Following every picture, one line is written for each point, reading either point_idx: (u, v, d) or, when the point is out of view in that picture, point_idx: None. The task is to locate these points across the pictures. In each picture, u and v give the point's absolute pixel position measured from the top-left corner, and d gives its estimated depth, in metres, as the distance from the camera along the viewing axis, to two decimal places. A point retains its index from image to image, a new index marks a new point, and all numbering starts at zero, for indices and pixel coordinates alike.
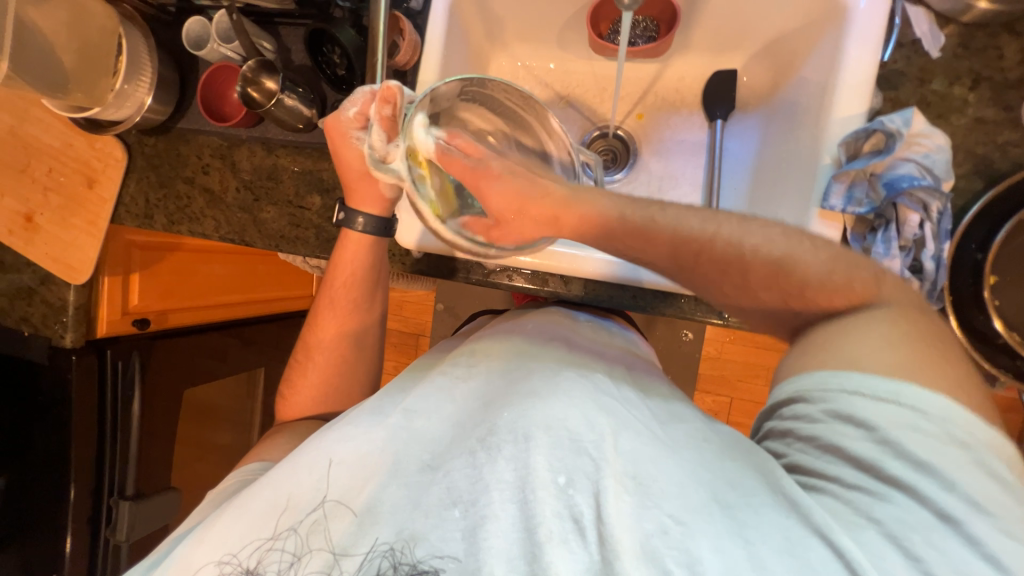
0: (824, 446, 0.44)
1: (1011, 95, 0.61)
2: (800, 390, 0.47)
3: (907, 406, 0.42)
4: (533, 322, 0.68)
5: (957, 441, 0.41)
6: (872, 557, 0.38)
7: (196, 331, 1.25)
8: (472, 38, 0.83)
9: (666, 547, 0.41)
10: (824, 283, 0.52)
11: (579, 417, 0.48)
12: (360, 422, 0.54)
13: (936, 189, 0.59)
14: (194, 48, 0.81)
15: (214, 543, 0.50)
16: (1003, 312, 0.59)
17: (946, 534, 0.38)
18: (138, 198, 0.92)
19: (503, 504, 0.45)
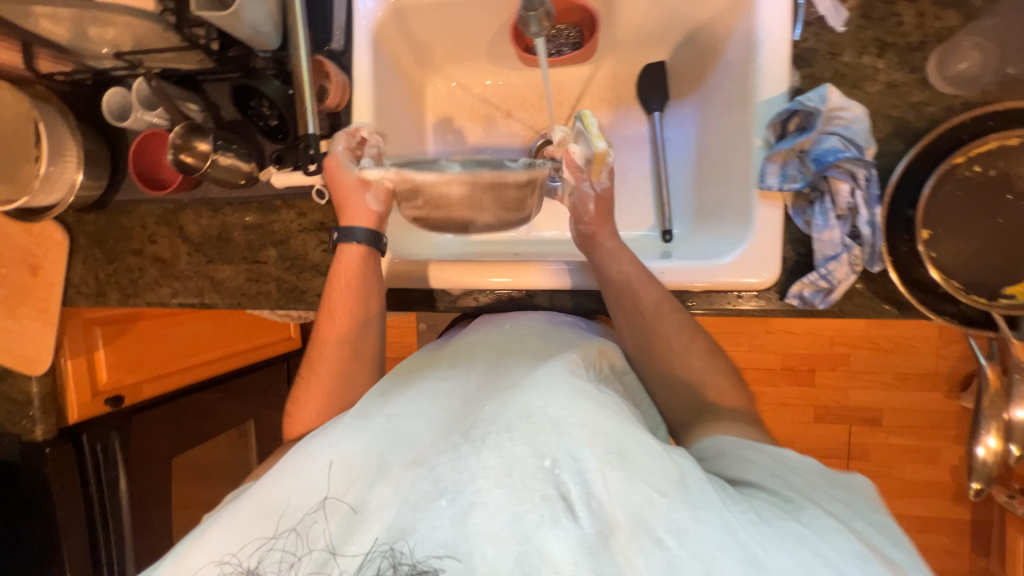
0: (746, 475, 0.50)
1: (916, 57, 0.63)
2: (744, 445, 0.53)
3: (819, 483, 0.48)
4: (510, 321, 0.71)
5: (859, 516, 0.46)
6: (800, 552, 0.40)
7: (178, 397, 1.21)
8: (401, 67, 0.83)
9: (653, 515, 0.42)
10: (693, 368, 0.65)
11: (558, 405, 0.48)
12: (343, 427, 0.53)
13: (860, 158, 0.61)
14: (116, 120, 0.78)
15: (212, 542, 0.48)
16: (941, 263, 0.62)
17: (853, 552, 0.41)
18: (88, 277, 0.89)
19: (491, 491, 0.44)
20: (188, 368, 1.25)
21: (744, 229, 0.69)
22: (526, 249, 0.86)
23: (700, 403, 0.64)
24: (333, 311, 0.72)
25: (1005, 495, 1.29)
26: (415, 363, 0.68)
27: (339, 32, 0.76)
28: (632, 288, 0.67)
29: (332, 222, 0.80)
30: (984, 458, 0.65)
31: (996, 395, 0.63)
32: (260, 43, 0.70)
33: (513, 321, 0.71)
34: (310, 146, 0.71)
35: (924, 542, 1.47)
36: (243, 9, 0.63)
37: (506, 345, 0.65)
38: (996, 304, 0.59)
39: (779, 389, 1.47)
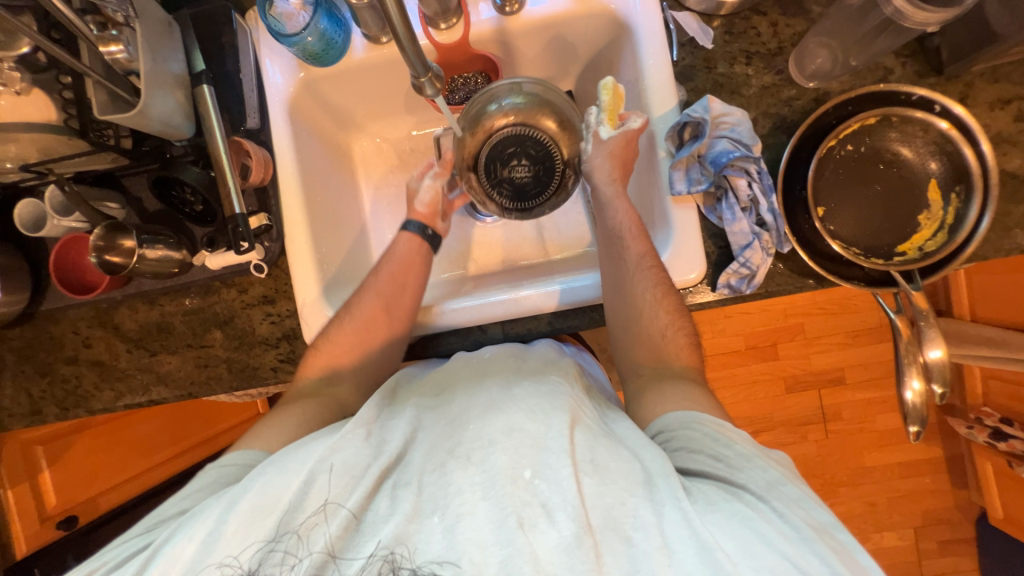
0: (689, 452, 0.52)
1: (777, 61, 0.72)
2: (706, 429, 0.54)
3: (780, 488, 0.47)
4: (489, 350, 0.70)
5: (816, 522, 0.45)
6: (734, 543, 0.42)
7: (163, 491, 1.16)
8: (323, 133, 0.85)
9: (623, 515, 0.44)
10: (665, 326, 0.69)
11: (538, 421, 0.50)
12: (347, 433, 0.52)
13: (749, 155, 0.68)
14: (32, 231, 0.76)
15: (210, 545, 0.46)
16: (839, 234, 0.69)
17: (793, 552, 0.41)
18: (20, 396, 0.83)
19: (476, 502, 0.45)
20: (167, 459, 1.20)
21: (666, 232, 0.73)
22: (475, 282, 0.87)
23: (667, 364, 0.68)
24: (373, 313, 0.72)
25: (965, 427, 1.38)
26: (399, 386, 0.66)
27: (254, 111, 0.78)
28: (622, 239, 0.71)
29: (275, 293, 0.80)
30: (913, 402, 0.68)
31: (909, 343, 0.69)
32: (172, 133, 0.71)
33: (493, 350, 0.70)
34: (239, 226, 0.71)
35: (910, 486, 1.54)
36: (149, 106, 0.64)
37: (481, 369, 0.64)
38: (892, 263, 0.66)
39: (747, 367, 1.54)
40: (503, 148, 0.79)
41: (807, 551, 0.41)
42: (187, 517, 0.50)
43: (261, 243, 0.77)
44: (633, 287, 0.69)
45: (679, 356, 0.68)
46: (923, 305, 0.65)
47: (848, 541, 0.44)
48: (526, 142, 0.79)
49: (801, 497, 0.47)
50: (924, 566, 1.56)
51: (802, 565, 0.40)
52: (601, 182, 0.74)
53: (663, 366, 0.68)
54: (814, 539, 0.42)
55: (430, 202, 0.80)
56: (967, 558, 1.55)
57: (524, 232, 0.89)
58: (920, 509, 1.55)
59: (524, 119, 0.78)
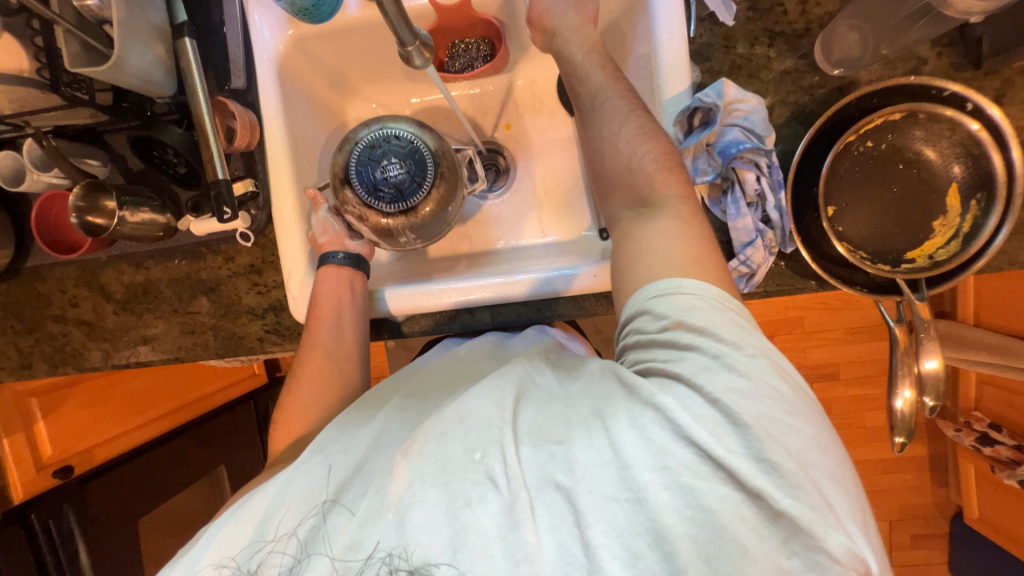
0: (643, 345, 0.48)
1: (803, 44, 0.67)
2: (651, 310, 0.48)
3: (724, 371, 0.43)
4: (470, 344, 0.69)
5: (756, 400, 0.41)
6: (654, 450, 0.41)
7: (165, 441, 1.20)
8: (315, 96, 0.80)
9: (555, 468, 0.43)
10: (640, 154, 0.56)
11: (488, 403, 0.49)
12: (301, 459, 0.53)
13: (760, 147, 0.64)
14: (11, 185, 0.74)
15: (214, 547, 0.50)
16: (847, 236, 0.65)
17: (717, 443, 0.40)
18: (9, 350, 0.83)
19: (428, 490, 0.45)
20: (161, 416, 1.24)
21: None
22: (469, 262, 0.84)
23: (645, 195, 0.55)
24: (325, 293, 0.70)
25: (953, 429, 1.38)
26: (378, 389, 0.65)
27: (240, 70, 0.74)
28: (580, 79, 0.63)
29: (262, 263, 0.78)
30: (902, 412, 0.66)
31: (905, 353, 0.66)
32: (152, 90, 0.67)
33: (473, 342, 0.70)
34: (222, 193, 0.68)
35: (890, 481, 1.57)
36: (125, 59, 0.60)
37: (457, 371, 0.64)
38: (898, 270, 0.63)
39: None
40: (370, 153, 0.66)
41: (732, 440, 0.40)
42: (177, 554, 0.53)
43: (247, 211, 0.75)
44: (604, 122, 0.59)
45: (652, 186, 0.55)
46: (925, 316, 0.63)
47: (791, 420, 0.41)
48: (389, 142, 0.66)
49: (741, 373, 0.43)
50: (894, 557, 1.60)
51: (719, 456, 0.39)
52: (557, 19, 0.66)
53: (643, 203, 0.55)
54: (741, 424, 0.40)
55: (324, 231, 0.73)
56: (937, 552, 1.59)
57: (521, 214, 0.86)
58: (897, 504, 1.58)
59: (380, 118, 0.68)
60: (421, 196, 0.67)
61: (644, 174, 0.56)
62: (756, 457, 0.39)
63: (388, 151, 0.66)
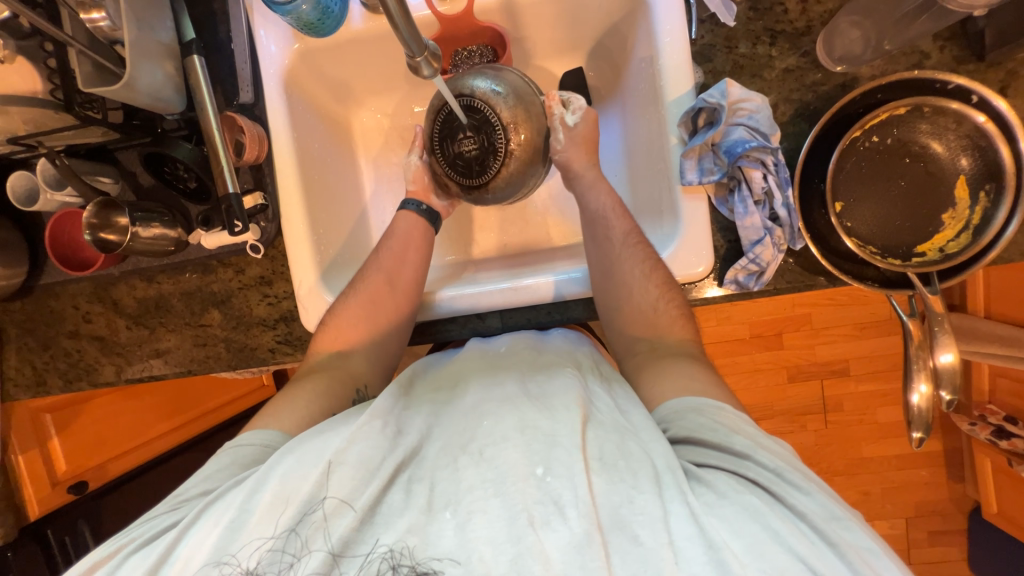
0: (689, 443, 0.52)
1: (804, 42, 0.67)
2: (713, 419, 0.52)
3: (791, 485, 0.47)
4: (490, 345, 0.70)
5: (831, 515, 0.45)
6: (744, 539, 0.42)
7: (178, 454, 1.22)
8: (321, 108, 0.81)
9: (632, 514, 0.44)
10: (658, 304, 0.67)
11: (550, 418, 0.51)
12: (364, 424, 0.52)
13: (766, 146, 0.64)
14: (26, 206, 0.75)
15: (213, 537, 0.47)
16: (856, 231, 0.65)
17: (807, 543, 0.42)
18: (24, 368, 0.84)
19: (488, 499, 0.45)
20: (178, 427, 1.23)
21: (674, 224, 0.70)
22: (479, 267, 0.85)
23: (659, 338, 0.67)
24: (373, 292, 0.72)
25: (967, 423, 1.36)
26: (416, 376, 0.65)
27: (248, 85, 0.75)
28: (605, 217, 0.71)
29: (273, 274, 0.79)
30: (919, 406, 0.66)
31: (920, 348, 0.66)
32: (162, 107, 0.68)
33: (509, 341, 0.70)
34: (232, 206, 0.69)
35: (905, 478, 1.55)
36: (136, 78, 0.61)
37: (490, 366, 0.63)
38: (909, 264, 0.63)
39: (749, 355, 1.52)
40: (449, 124, 0.68)
41: (818, 544, 0.43)
42: (212, 501, 0.51)
43: (257, 223, 0.76)
44: (619, 264, 0.69)
45: (661, 325, 0.67)
46: (937, 309, 0.62)
47: (865, 540, 0.44)
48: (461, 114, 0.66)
49: (806, 490, 0.46)
50: (913, 555, 1.58)
51: (815, 564, 0.41)
52: (581, 168, 0.73)
53: (657, 339, 0.67)
54: (825, 535, 0.44)
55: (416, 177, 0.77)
56: (956, 548, 1.57)
57: (528, 218, 0.86)
58: (913, 501, 1.56)
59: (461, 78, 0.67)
60: (495, 171, 0.67)
61: (657, 314, 0.67)
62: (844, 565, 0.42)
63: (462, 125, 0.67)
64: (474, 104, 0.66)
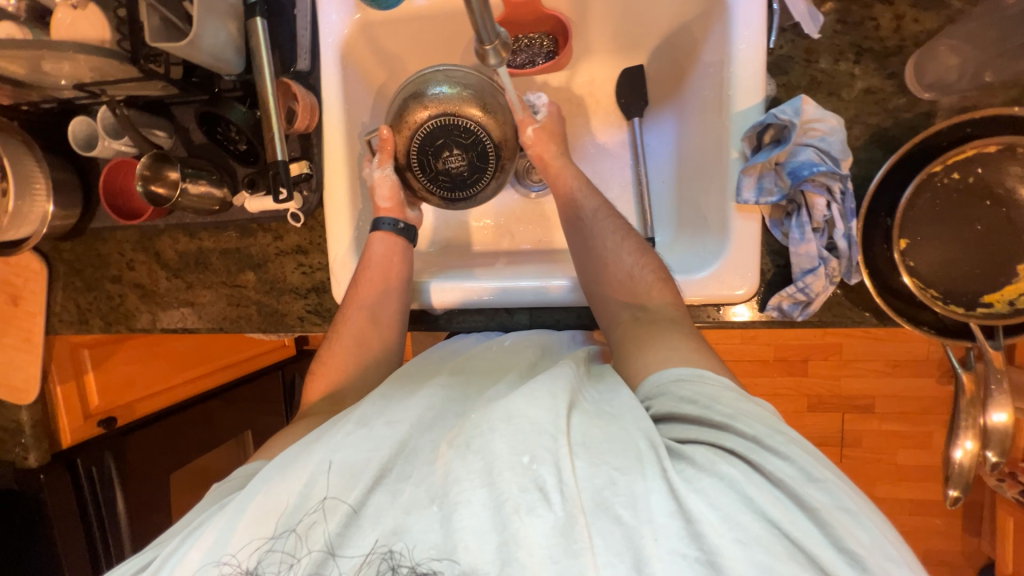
0: (669, 419, 0.51)
1: (893, 63, 0.62)
2: (687, 392, 0.51)
3: (773, 452, 0.45)
4: (507, 338, 0.70)
5: (812, 479, 0.43)
6: (726, 519, 0.41)
7: (193, 404, 1.25)
8: (373, 82, 0.80)
9: (613, 494, 0.44)
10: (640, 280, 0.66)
11: (540, 407, 0.49)
12: (344, 431, 0.52)
13: (835, 172, 0.60)
14: (85, 150, 0.77)
15: (212, 541, 0.48)
16: (918, 272, 0.61)
17: (789, 519, 0.41)
18: (69, 305, 0.88)
19: (475, 490, 0.45)
20: (194, 377, 1.27)
21: (720, 243, 0.67)
22: (509, 260, 0.82)
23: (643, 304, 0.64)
24: (369, 252, 0.73)
25: (995, 478, 1.30)
26: (412, 367, 0.68)
27: (305, 52, 0.75)
28: (577, 203, 0.72)
29: (309, 245, 0.79)
30: (962, 463, 0.63)
31: (971, 403, 0.62)
32: (222, 67, 0.68)
33: (515, 336, 0.71)
34: (279, 173, 0.70)
35: (917, 524, 1.50)
36: (201, 36, 0.61)
37: (490, 367, 0.65)
38: (973, 314, 0.59)
39: (771, 379, 1.48)
40: (429, 144, 0.68)
41: (801, 520, 0.42)
42: (197, 526, 0.51)
43: (300, 192, 0.76)
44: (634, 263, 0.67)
45: (645, 295, 0.65)
46: (997, 365, 0.59)
47: (852, 505, 0.43)
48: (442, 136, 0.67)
49: (784, 454, 0.45)
50: None
51: (789, 531, 0.41)
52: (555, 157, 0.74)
53: (640, 309, 0.64)
54: (809, 507, 0.42)
55: (388, 192, 0.74)
56: None
57: None
58: (921, 548, 1.51)
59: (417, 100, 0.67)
60: (482, 187, 0.69)
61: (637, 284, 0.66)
62: (830, 538, 0.41)
63: (445, 147, 0.68)
64: (455, 122, 0.66)
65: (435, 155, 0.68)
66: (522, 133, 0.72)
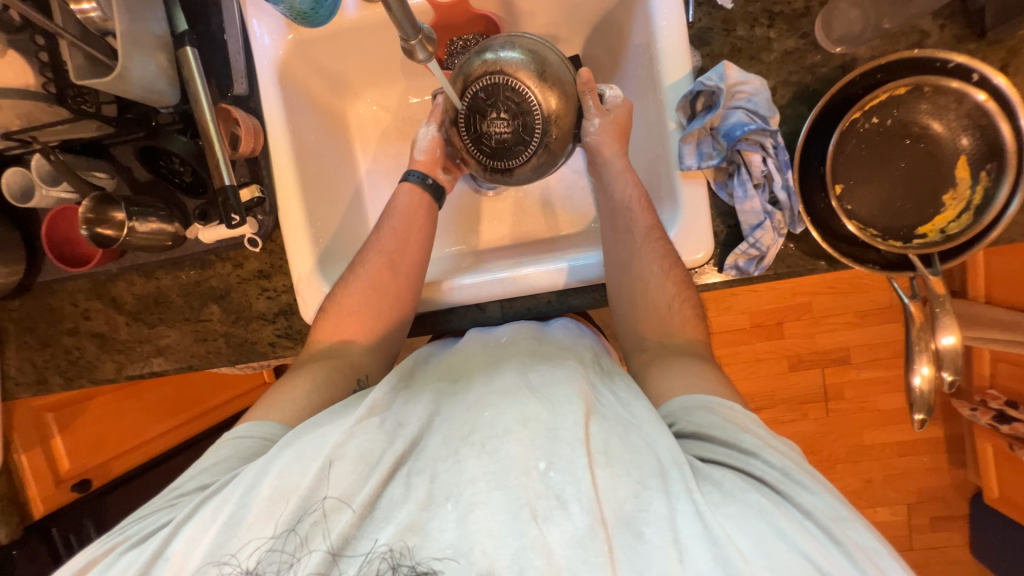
0: (695, 438, 0.52)
1: (803, 23, 0.67)
2: (714, 417, 0.52)
3: (801, 486, 0.46)
4: (504, 332, 0.69)
5: (840, 515, 0.45)
6: (750, 539, 0.42)
7: (177, 454, 1.22)
8: (316, 99, 0.80)
9: (637, 511, 0.44)
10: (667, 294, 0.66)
11: (551, 410, 0.50)
12: (362, 419, 0.52)
13: (765, 129, 0.64)
14: (21, 201, 0.74)
15: (212, 541, 0.47)
16: (856, 214, 0.65)
17: (820, 544, 0.42)
18: (24, 365, 0.84)
19: (488, 492, 0.45)
20: (174, 427, 1.23)
21: (673, 208, 0.70)
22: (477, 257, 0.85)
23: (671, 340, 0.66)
24: (388, 297, 0.71)
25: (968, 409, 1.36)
26: (417, 367, 0.64)
27: (242, 77, 0.74)
28: (630, 210, 0.69)
29: (271, 268, 0.78)
30: (921, 389, 0.66)
31: (921, 332, 0.66)
32: (156, 100, 0.67)
33: (511, 330, 0.69)
34: (228, 199, 0.69)
35: (907, 465, 1.55)
36: (129, 69, 0.61)
37: (492, 354, 0.63)
38: (910, 246, 0.63)
39: (750, 345, 1.52)
40: (484, 102, 0.62)
41: (833, 550, 0.42)
42: (207, 497, 0.51)
43: (254, 217, 0.75)
44: (617, 243, 0.68)
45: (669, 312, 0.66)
46: (939, 290, 0.62)
47: (881, 546, 0.43)
48: (503, 95, 0.61)
49: (815, 489, 0.46)
50: (915, 540, 1.59)
51: (821, 562, 0.40)
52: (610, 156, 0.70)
53: (667, 338, 0.66)
54: (841, 541, 0.43)
55: (429, 150, 0.74)
56: (958, 534, 1.58)
57: (527, 208, 0.86)
58: (914, 488, 1.56)
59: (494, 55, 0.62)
60: (526, 158, 0.63)
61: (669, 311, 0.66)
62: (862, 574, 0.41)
63: (501, 108, 0.62)
64: (513, 85, 0.61)
65: (489, 119, 0.63)
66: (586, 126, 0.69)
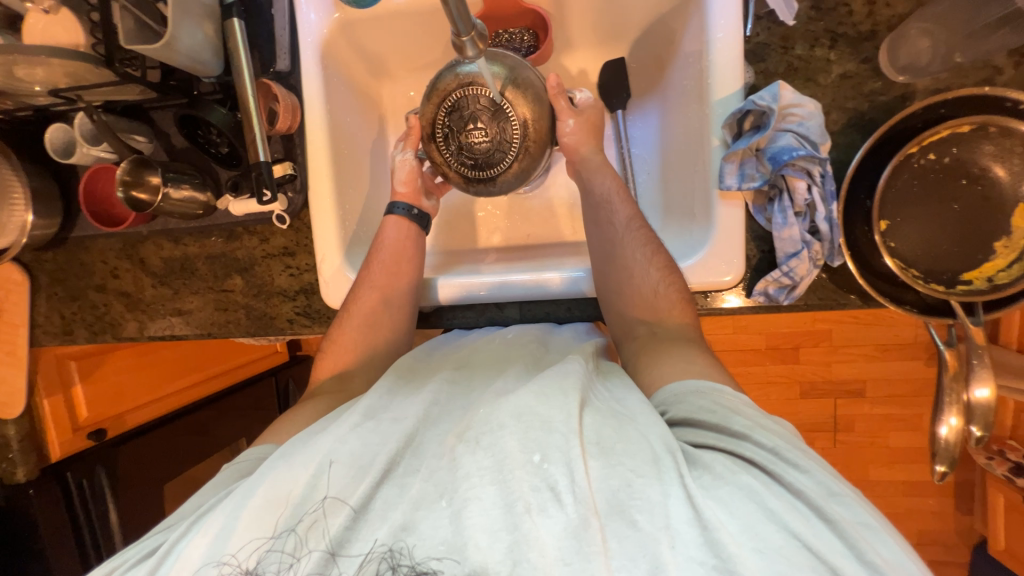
0: (686, 425, 0.50)
1: (866, 47, 0.63)
2: (705, 403, 0.51)
3: (792, 466, 0.45)
4: (512, 330, 0.71)
5: (832, 494, 0.44)
6: (744, 527, 0.41)
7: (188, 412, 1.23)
8: (355, 80, 0.80)
9: (630, 498, 0.43)
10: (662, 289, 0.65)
11: (549, 405, 0.49)
12: (350, 423, 0.53)
13: (814, 155, 0.61)
14: (63, 157, 0.76)
15: (212, 539, 0.47)
16: (899, 252, 0.62)
17: (810, 527, 0.41)
18: (53, 316, 0.87)
19: (484, 486, 0.45)
20: (186, 386, 1.25)
21: (706, 229, 0.68)
22: (498, 256, 0.84)
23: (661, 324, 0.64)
24: (381, 261, 0.73)
25: (984, 457, 1.30)
26: (418, 360, 0.67)
27: (285, 53, 0.74)
28: (609, 201, 0.71)
29: (296, 246, 0.79)
30: (946, 439, 0.64)
31: (954, 381, 0.63)
32: (200, 69, 0.68)
33: (518, 329, 0.71)
34: (262, 174, 0.69)
35: (912, 505, 1.52)
36: (176, 37, 0.61)
37: (498, 356, 0.65)
38: (953, 292, 0.60)
39: (764, 367, 1.49)
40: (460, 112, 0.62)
41: (824, 534, 0.41)
42: (201, 515, 0.51)
43: (284, 193, 0.75)
44: (629, 250, 0.68)
45: (665, 307, 0.65)
46: (979, 341, 0.59)
47: (873, 526, 0.42)
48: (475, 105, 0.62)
49: (804, 469, 0.45)
50: None
51: (808, 541, 0.40)
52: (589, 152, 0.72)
53: (656, 324, 0.64)
54: (829, 518, 0.42)
55: (407, 179, 0.76)
56: None
57: (554, 209, 0.84)
58: (916, 528, 1.53)
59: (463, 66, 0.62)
60: (504, 165, 0.63)
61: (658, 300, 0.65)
62: (852, 552, 0.40)
63: (474, 118, 0.62)
64: (485, 95, 0.61)
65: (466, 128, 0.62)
66: (561, 123, 0.70)
